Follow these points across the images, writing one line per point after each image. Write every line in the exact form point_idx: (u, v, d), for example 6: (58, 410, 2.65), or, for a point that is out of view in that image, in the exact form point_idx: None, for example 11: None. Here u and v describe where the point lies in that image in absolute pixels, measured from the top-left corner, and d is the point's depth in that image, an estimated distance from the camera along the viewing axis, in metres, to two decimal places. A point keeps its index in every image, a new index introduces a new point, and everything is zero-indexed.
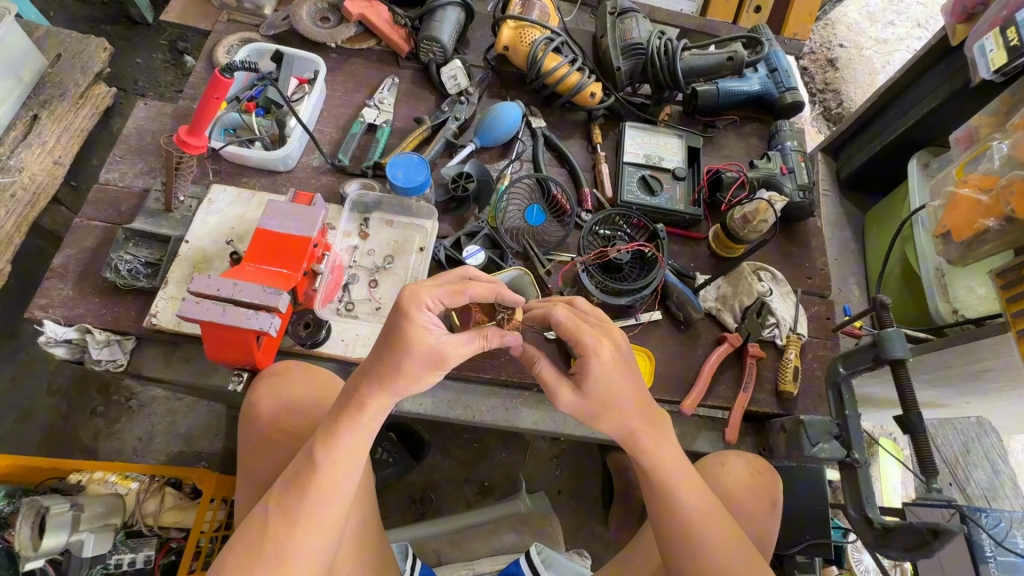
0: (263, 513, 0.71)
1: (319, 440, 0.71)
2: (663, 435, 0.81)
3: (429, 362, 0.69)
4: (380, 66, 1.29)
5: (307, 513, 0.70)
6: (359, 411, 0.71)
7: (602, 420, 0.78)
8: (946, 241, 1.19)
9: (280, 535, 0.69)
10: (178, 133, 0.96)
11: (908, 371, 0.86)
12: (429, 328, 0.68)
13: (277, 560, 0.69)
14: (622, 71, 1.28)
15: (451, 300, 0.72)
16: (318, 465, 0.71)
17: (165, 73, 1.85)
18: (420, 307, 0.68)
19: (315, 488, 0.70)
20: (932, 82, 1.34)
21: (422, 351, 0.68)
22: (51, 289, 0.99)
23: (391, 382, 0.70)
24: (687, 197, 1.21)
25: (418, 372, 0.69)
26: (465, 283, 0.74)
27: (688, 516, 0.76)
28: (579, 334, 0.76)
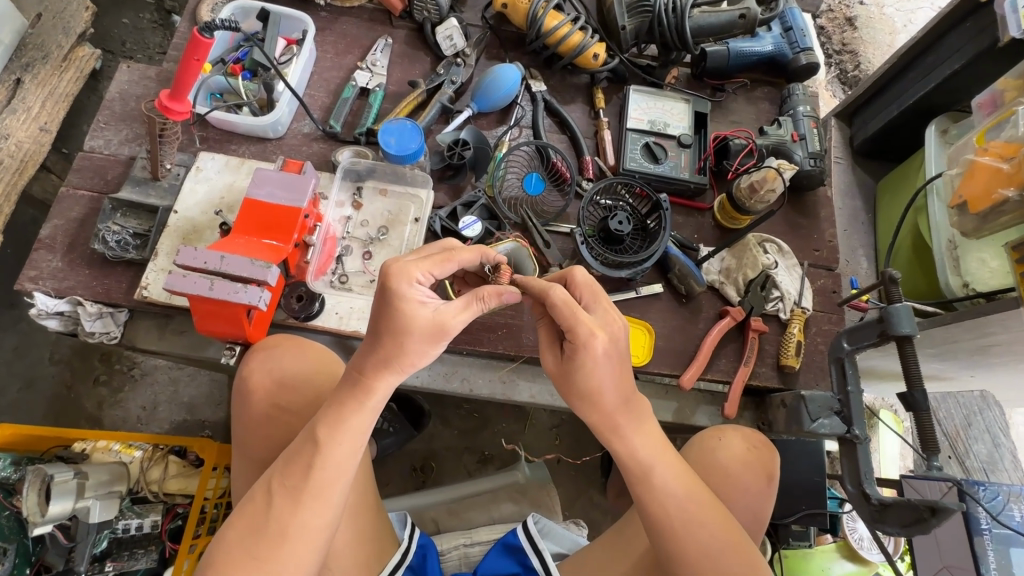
0: (266, 494, 0.70)
1: (327, 422, 0.71)
2: (641, 420, 0.76)
3: (431, 336, 0.70)
4: (372, 25, 1.23)
5: (313, 493, 0.69)
6: (366, 396, 0.72)
7: (573, 399, 0.76)
8: (961, 213, 1.16)
9: (284, 514, 0.68)
10: (160, 98, 0.90)
11: (914, 347, 0.83)
12: (422, 302, 0.70)
13: (278, 539, 0.68)
14: (627, 30, 1.19)
15: (440, 270, 0.73)
16: (326, 449, 0.70)
17: (154, 35, 1.78)
18: (410, 282, 0.69)
19: (319, 471, 0.70)
20: (957, 41, 1.26)
21: (418, 325, 0.69)
22: (39, 261, 0.98)
23: (396, 360, 0.71)
24: (692, 165, 1.16)
25: (419, 347, 0.70)
26: (451, 252, 0.74)
27: (672, 497, 0.74)
28: (572, 322, 0.72)
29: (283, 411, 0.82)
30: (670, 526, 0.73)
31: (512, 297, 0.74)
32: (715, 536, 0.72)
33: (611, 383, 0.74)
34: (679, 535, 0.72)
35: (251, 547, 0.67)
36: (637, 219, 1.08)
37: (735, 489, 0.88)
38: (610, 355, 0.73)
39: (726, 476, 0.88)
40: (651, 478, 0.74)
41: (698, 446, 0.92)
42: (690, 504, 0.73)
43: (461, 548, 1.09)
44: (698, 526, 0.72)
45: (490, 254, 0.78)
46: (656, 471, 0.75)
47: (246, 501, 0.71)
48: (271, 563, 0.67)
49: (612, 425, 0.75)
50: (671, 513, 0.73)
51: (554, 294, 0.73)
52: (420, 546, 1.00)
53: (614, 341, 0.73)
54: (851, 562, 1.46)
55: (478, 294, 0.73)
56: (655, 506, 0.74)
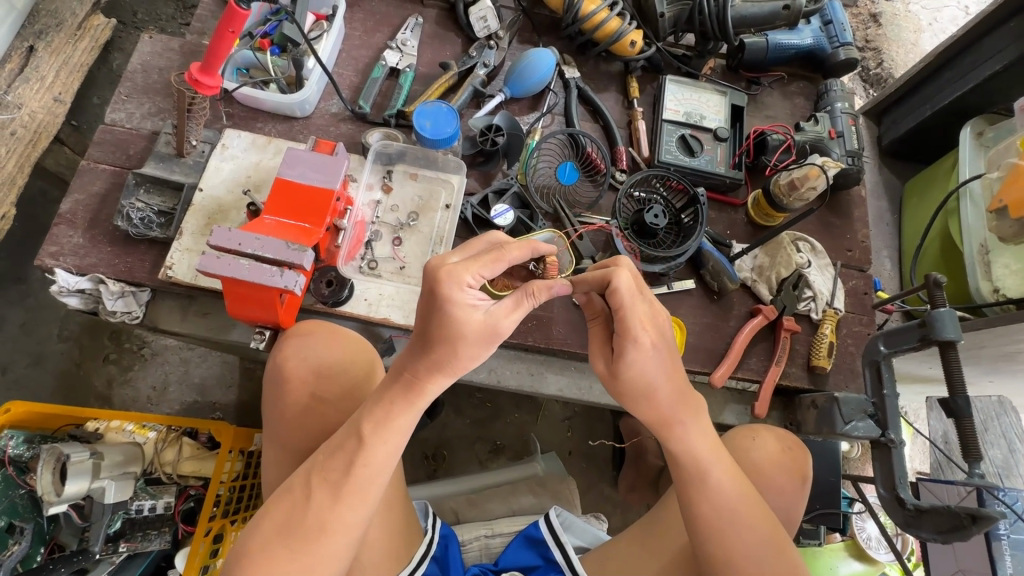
0: (304, 487, 0.69)
1: (372, 418, 0.70)
2: (699, 418, 0.77)
3: (486, 340, 0.67)
4: (402, 3, 1.19)
5: (352, 489, 0.68)
6: (416, 396, 0.70)
7: (626, 399, 0.77)
8: (1000, 217, 1.15)
9: (323, 510, 0.67)
10: (189, 71, 0.87)
11: (958, 353, 0.82)
12: (473, 306, 0.65)
13: (315, 533, 0.66)
14: (665, 17, 1.16)
15: (490, 270, 0.66)
16: (370, 447, 0.69)
17: (167, 6, 1.73)
18: (461, 287, 0.64)
19: (361, 467, 0.68)
20: (998, 42, 1.24)
21: (471, 329, 0.65)
22: (60, 237, 0.95)
23: (449, 363, 0.68)
24: (728, 160, 1.14)
25: (472, 351, 0.68)
26: (502, 250, 0.67)
27: (734, 505, 0.73)
28: (627, 313, 0.70)
29: (320, 402, 0.80)
30: (722, 529, 0.72)
31: (560, 289, 0.71)
32: (768, 538, 0.72)
33: (659, 378, 0.73)
34: (733, 543, 0.71)
35: (287, 541, 0.66)
36: (672, 213, 1.06)
37: (772, 490, 0.87)
38: (659, 347, 0.73)
39: (762, 477, 0.87)
40: (708, 480, 0.74)
41: (735, 446, 0.91)
42: (749, 513, 0.73)
43: (483, 539, 1.09)
44: (747, 528, 0.72)
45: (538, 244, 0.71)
46: (722, 477, 0.74)
47: (280, 494, 0.69)
48: (307, 557, 0.65)
49: (668, 423, 0.75)
50: (724, 516, 0.72)
51: (616, 286, 0.70)
52: (442, 536, 0.99)
53: (660, 334, 0.73)
54: (859, 561, 1.48)
55: (527, 290, 0.69)
56: (710, 509, 0.73)
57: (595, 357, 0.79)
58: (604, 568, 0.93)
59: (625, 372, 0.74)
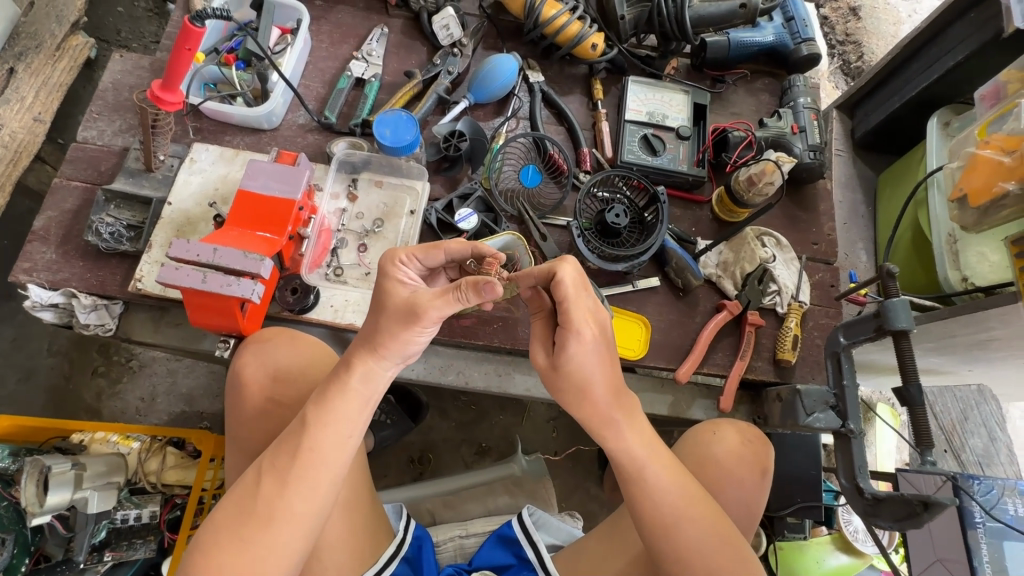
0: (256, 476, 0.70)
1: (316, 405, 0.72)
2: (635, 417, 0.78)
3: (404, 317, 0.70)
4: (367, 14, 1.21)
5: (300, 475, 0.69)
6: (349, 379, 0.72)
7: (562, 394, 0.78)
8: (961, 207, 1.14)
9: (272, 497, 0.68)
10: (151, 88, 0.89)
11: (911, 342, 0.83)
12: (403, 283, 0.74)
13: (264, 520, 0.68)
14: (626, 19, 1.18)
15: (425, 256, 0.76)
16: (314, 435, 0.70)
17: (149, 24, 1.76)
18: (395, 264, 0.74)
19: (308, 452, 0.70)
20: (960, 33, 1.24)
21: (393, 302, 0.71)
22: (33, 253, 0.97)
23: (374, 341, 0.71)
24: (691, 158, 1.15)
25: (392, 328, 0.70)
26: (439, 240, 0.76)
27: (669, 493, 0.74)
28: (570, 305, 0.73)
29: (278, 404, 0.82)
30: (663, 520, 0.73)
31: (490, 288, 0.65)
32: (707, 519, 0.73)
33: (594, 372, 0.75)
34: (675, 527, 0.73)
35: (237, 529, 0.67)
36: (635, 211, 1.08)
37: (730, 480, 0.88)
38: (599, 342, 0.75)
39: (720, 466, 0.89)
40: (643, 475, 0.75)
41: (688, 440, 0.93)
42: (685, 500, 0.74)
43: (457, 540, 1.10)
44: (683, 516, 0.73)
45: (482, 246, 0.75)
46: (658, 471, 0.75)
47: (235, 485, 0.71)
48: (258, 545, 0.67)
49: (606, 421, 0.76)
50: (659, 509, 0.74)
51: (563, 278, 0.72)
52: (416, 537, 1.00)
53: (602, 327, 0.76)
54: (846, 554, 1.45)
55: (458, 283, 0.67)
56: (648, 504, 0.74)
57: (535, 350, 0.80)
58: (574, 566, 0.94)
59: (565, 364, 0.75)
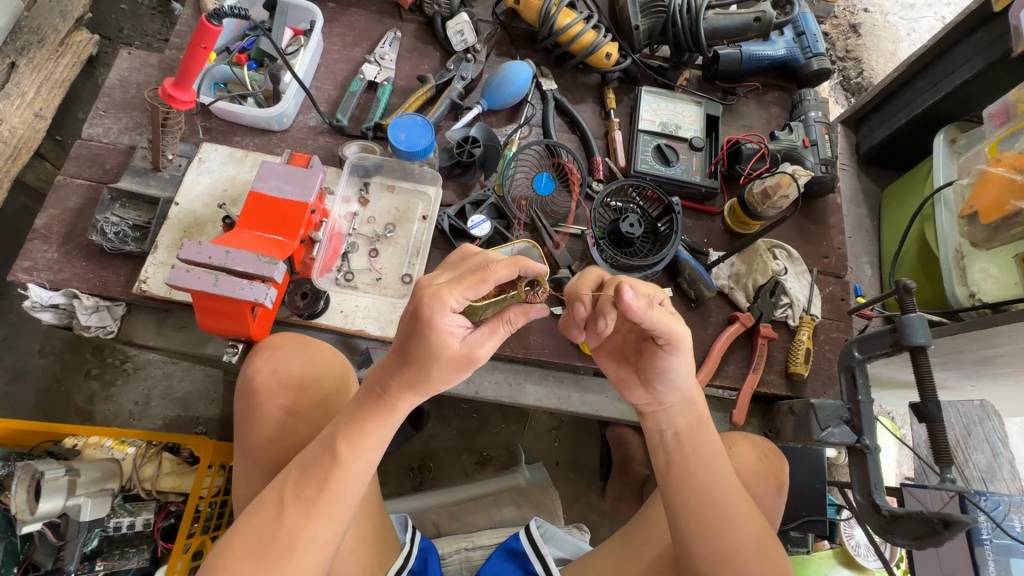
0: (278, 503, 0.67)
1: (346, 435, 0.69)
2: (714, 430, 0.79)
3: (459, 365, 0.66)
4: (380, 18, 1.20)
5: (327, 505, 0.67)
6: (386, 411, 0.70)
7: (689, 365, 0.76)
8: (971, 223, 1.16)
9: (295, 527, 0.66)
10: (163, 86, 0.87)
11: (929, 358, 0.82)
12: (452, 333, 0.64)
13: (287, 551, 0.65)
14: (640, 30, 1.18)
15: (474, 293, 0.63)
16: (343, 463, 0.68)
17: (152, 22, 1.74)
18: (446, 312, 0.62)
19: (336, 484, 0.68)
20: (967, 52, 1.26)
21: (445, 354, 0.65)
22: (34, 252, 0.94)
23: (424, 385, 0.68)
24: (703, 169, 1.15)
25: (444, 375, 0.67)
26: (487, 271, 0.63)
27: (728, 510, 0.72)
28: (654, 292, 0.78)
29: (285, 412, 0.80)
30: (713, 525, 0.71)
31: (538, 313, 0.69)
32: (752, 541, 0.71)
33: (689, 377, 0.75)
34: (728, 559, 0.70)
35: (259, 558, 0.65)
36: (648, 221, 1.07)
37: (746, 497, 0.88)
38: None
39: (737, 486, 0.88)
40: (707, 477, 0.74)
41: None
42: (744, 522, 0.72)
43: (463, 552, 1.08)
44: (734, 528, 0.71)
45: (526, 262, 0.66)
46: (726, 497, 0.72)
47: (254, 509, 0.68)
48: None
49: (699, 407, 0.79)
50: (710, 509, 0.72)
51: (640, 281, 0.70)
52: (421, 550, 0.98)
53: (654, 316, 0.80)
54: (847, 568, 1.44)
55: (504, 316, 0.67)
56: (708, 508, 0.72)
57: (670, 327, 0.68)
58: None
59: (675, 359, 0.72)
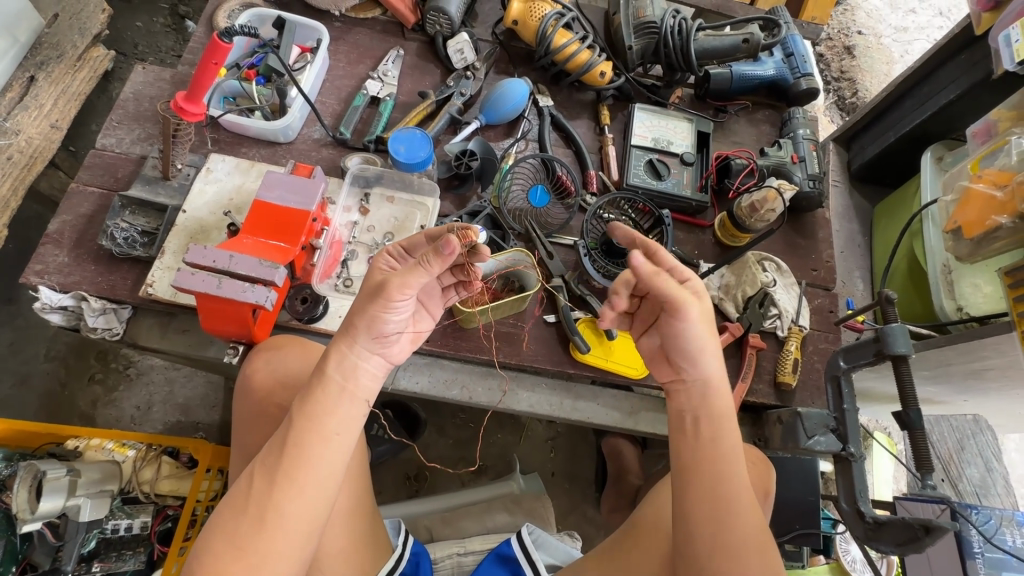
0: (247, 479, 0.68)
1: (301, 404, 0.70)
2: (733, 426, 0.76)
3: (371, 292, 0.72)
4: (385, 37, 1.25)
5: (289, 475, 0.67)
6: (326, 369, 0.71)
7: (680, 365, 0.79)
8: (956, 239, 1.18)
9: (261, 498, 0.66)
10: (175, 99, 0.92)
11: (910, 367, 0.84)
12: (382, 267, 0.77)
13: (256, 524, 0.65)
14: (633, 50, 1.23)
15: (408, 245, 0.81)
16: (299, 429, 0.68)
17: (166, 39, 1.80)
18: (380, 253, 0.80)
19: (295, 451, 0.68)
20: (952, 73, 1.30)
21: (365, 281, 0.74)
22: (46, 256, 0.98)
23: (351, 326, 0.72)
24: (694, 183, 1.19)
25: (361, 303, 0.72)
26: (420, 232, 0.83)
27: (732, 499, 0.71)
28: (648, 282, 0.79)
29: (281, 408, 0.83)
30: (720, 516, 0.70)
31: (449, 248, 0.70)
32: (753, 537, 0.70)
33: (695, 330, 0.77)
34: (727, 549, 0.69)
35: (233, 531, 0.65)
36: (639, 233, 1.11)
37: None
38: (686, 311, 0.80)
39: None
40: (722, 468, 0.73)
41: None
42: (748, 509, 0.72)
43: (455, 557, 1.09)
44: (734, 521, 0.70)
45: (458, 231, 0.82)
46: (730, 479, 0.72)
47: (230, 488, 0.69)
48: (253, 548, 0.65)
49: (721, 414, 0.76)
50: (722, 501, 0.71)
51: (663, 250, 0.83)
52: (413, 554, 0.99)
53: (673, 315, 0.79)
54: None
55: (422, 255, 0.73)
56: (717, 498, 0.71)
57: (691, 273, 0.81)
58: None
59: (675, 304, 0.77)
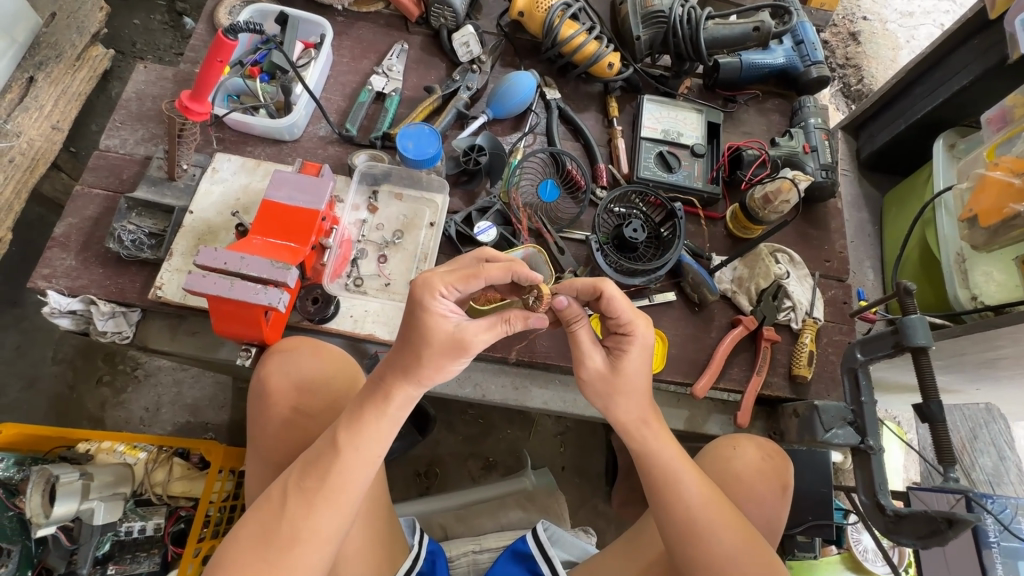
0: (280, 494, 0.68)
1: (349, 429, 0.70)
2: (667, 431, 0.80)
3: (451, 350, 0.69)
4: (388, 31, 1.23)
5: (328, 497, 0.67)
6: (383, 402, 0.71)
7: (608, 403, 0.79)
8: (971, 227, 1.16)
9: (297, 517, 0.66)
10: (180, 99, 0.90)
11: (931, 358, 0.83)
12: (445, 316, 0.69)
13: (290, 541, 0.65)
14: (641, 40, 1.21)
15: (463, 285, 0.70)
16: (344, 454, 0.69)
17: (164, 36, 1.78)
18: (434, 295, 0.68)
19: (338, 476, 0.68)
20: (965, 58, 1.28)
21: (437, 336, 0.68)
22: (53, 260, 0.97)
23: (416, 371, 0.70)
24: (705, 175, 1.17)
25: (435, 360, 0.69)
26: (479, 269, 0.70)
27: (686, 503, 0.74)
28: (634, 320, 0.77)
29: (304, 416, 0.82)
30: (693, 530, 0.73)
31: (538, 322, 0.72)
32: (736, 549, 0.72)
33: (643, 376, 0.79)
34: (707, 556, 0.72)
35: (263, 548, 0.65)
36: (651, 227, 1.09)
37: (751, 499, 0.89)
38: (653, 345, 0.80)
39: (739, 485, 0.89)
40: (672, 482, 0.76)
41: (710, 457, 0.93)
42: (707, 512, 0.74)
43: (471, 555, 1.09)
44: (709, 536, 0.72)
45: (519, 268, 0.72)
46: (684, 480, 0.76)
47: (261, 498, 0.69)
48: (281, 565, 0.65)
49: (637, 425, 0.79)
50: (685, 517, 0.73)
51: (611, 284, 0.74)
52: (429, 553, 0.98)
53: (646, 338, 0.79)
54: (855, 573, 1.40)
55: (506, 316, 0.70)
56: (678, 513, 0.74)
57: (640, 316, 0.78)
58: None
59: (625, 366, 0.78)
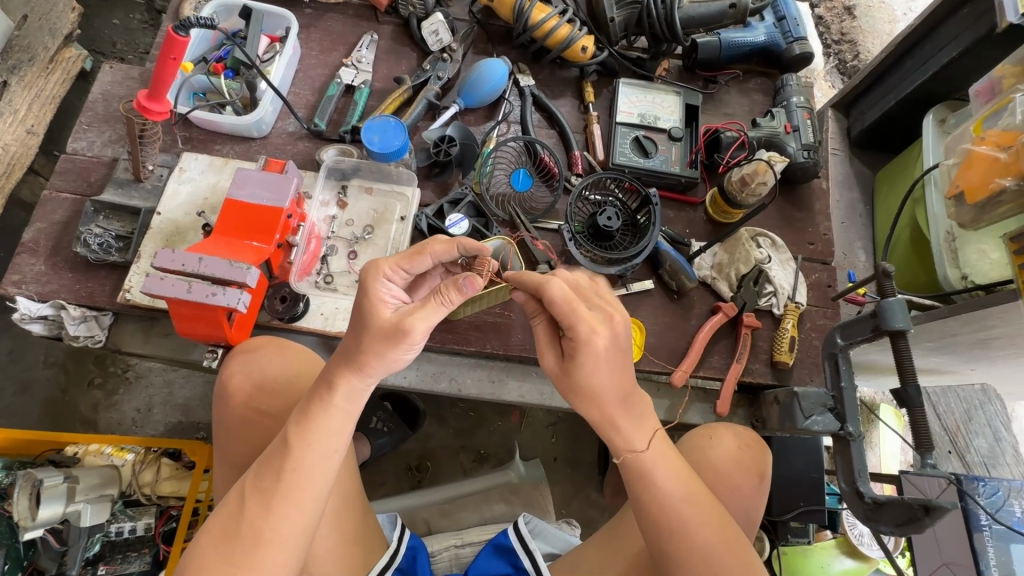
0: (239, 496, 0.67)
1: (299, 424, 0.68)
2: (643, 413, 0.74)
3: (391, 336, 0.67)
4: (357, 21, 1.21)
5: (286, 494, 0.66)
6: (330, 394, 0.69)
7: (572, 399, 0.75)
8: (958, 204, 1.13)
9: (257, 518, 0.66)
10: (138, 99, 0.89)
11: (909, 342, 0.81)
12: (385, 301, 0.69)
13: (252, 540, 0.65)
14: (616, 22, 1.17)
15: (409, 264, 0.72)
16: (296, 452, 0.67)
17: (144, 35, 1.77)
18: (377, 277, 0.70)
19: (293, 472, 0.67)
20: (954, 29, 1.23)
21: (377, 321, 0.68)
22: (22, 266, 0.97)
23: (360, 360, 0.68)
24: (683, 159, 1.14)
25: (377, 347, 0.67)
26: (423, 245, 0.72)
27: (662, 496, 0.71)
28: (573, 319, 0.70)
29: (265, 415, 0.81)
30: (671, 525, 0.70)
31: (470, 284, 0.67)
32: (711, 538, 0.70)
33: (611, 381, 0.71)
34: (682, 547, 0.70)
35: (226, 550, 0.65)
36: (627, 214, 1.07)
37: (728, 488, 0.88)
38: (611, 353, 0.71)
39: (715, 474, 0.88)
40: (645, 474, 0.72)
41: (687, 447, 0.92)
42: (685, 500, 0.71)
43: (452, 549, 1.09)
44: (682, 527, 0.70)
45: (466, 241, 0.73)
46: (657, 471, 0.72)
47: (220, 501, 0.68)
48: (246, 565, 0.64)
49: (609, 422, 0.73)
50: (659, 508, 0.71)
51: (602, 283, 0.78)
52: (410, 548, 0.98)
53: (615, 337, 0.71)
54: (852, 558, 1.34)
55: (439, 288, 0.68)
56: (652, 506, 0.71)
57: (583, 316, 0.70)
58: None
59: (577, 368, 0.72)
